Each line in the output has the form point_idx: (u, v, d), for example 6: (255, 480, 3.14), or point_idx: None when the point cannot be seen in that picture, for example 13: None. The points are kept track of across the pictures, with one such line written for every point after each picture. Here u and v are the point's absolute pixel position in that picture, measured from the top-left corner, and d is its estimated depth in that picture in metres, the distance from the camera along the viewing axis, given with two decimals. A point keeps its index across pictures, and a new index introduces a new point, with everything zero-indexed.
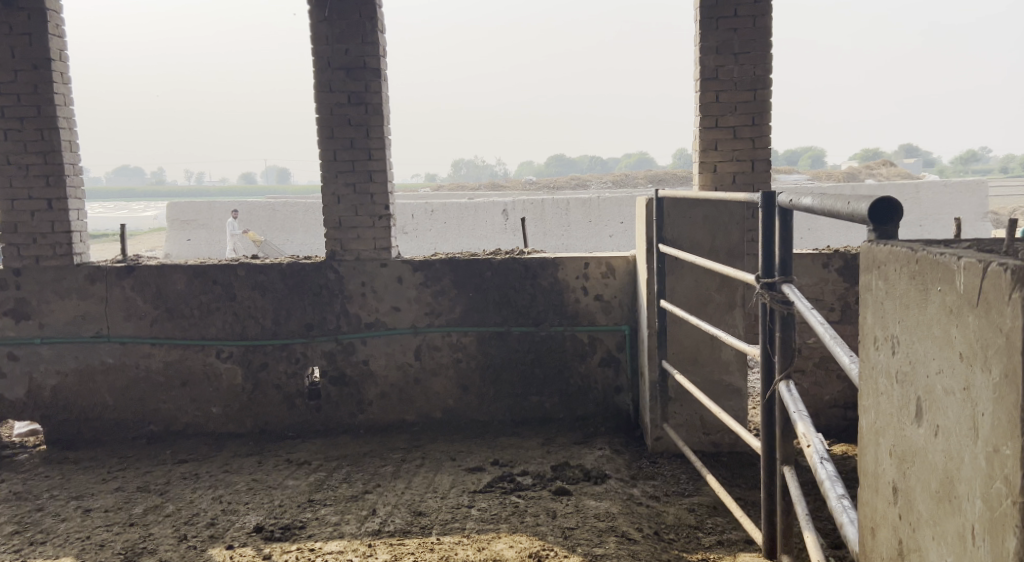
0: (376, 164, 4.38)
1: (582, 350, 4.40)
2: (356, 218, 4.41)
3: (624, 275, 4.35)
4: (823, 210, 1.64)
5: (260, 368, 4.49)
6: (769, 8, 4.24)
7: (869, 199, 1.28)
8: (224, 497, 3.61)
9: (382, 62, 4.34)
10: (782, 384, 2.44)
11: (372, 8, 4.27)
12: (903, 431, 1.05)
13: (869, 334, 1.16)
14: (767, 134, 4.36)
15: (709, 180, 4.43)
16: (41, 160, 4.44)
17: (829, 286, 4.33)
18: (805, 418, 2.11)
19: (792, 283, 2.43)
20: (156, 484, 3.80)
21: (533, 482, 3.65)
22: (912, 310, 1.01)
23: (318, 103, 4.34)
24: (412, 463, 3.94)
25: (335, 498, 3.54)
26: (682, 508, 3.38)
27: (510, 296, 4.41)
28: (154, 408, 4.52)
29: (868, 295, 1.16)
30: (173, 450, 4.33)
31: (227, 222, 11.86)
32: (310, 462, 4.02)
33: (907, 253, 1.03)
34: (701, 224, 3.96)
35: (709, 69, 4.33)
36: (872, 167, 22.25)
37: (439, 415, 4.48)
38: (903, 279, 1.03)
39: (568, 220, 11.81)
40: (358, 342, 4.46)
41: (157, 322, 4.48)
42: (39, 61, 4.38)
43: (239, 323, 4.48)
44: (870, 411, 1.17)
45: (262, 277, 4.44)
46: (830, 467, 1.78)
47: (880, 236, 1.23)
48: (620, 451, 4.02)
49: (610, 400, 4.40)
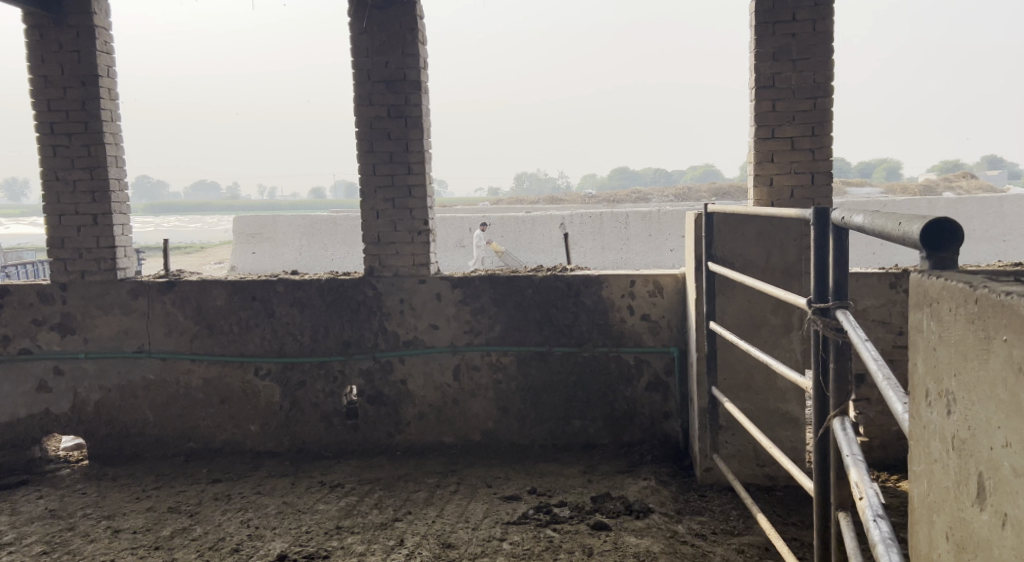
0: (415, 179, 4.27)
1: (628, 372, 4.18)
2: (394, 233, 4.30)
3: (672, 294, 4.11)
4: (874, 231, 1.41)
5: (298, 386, 4.41)
6: (830, 11, 3.98)
7: (921, 219, 1.06)
8: (253, 521, 3.52)
9: (422, 75, 4.24)
10: (837, 421, 2.20)
11: (413, 20, 4.17)
12: (960, 512, 0.83)
13: (920, 387, 0.94)
14: (828, 144, 4.08)
15: (765, 194, 4.16)
16: (88, 176, 4.49)
17: (897, 308, 4.01)
18: (859, 462, 1.86)
19: (848, 309, 2.18)
20: (187, 505, 3.75)
21: (570, 514, 3.45)
22: (970, 363, 0.80)
23: (358, 116, 4.27)
24: (446, 490, 3.79)
25: (364, 525, 3.41)
26: (731, 548, 3.12)
27: (552, 315, 4.23)
28: (193, 425, 4.49)
29: (919, 337, 0.95)
30: (210, 469, 4.28)
31: (479, 233, 10.90)
32: (343, 485, 3.91)
33: (965, 289, 0.82)
34: (754, 241, 3.70)
35: (765, 77, 4.08)
36: (951, 180, 21.17)
37: (478, 437, 4.32)
38: (959, 321, 0.82)
39: (627, 234, 11.50)
40: (396, 360, 4.34)
41: (197, 337, 4.46)
42: (87, 77, 4.43)
43: (278, 340, 4.41)
44: (921, 481, 0.94)
45: (301, 293, 4.37)
46: (884, 526, 1.54)
47: (936, 265, 1.01)
48: (666, 482, 3.78)
49: (658, 426, 4.16)
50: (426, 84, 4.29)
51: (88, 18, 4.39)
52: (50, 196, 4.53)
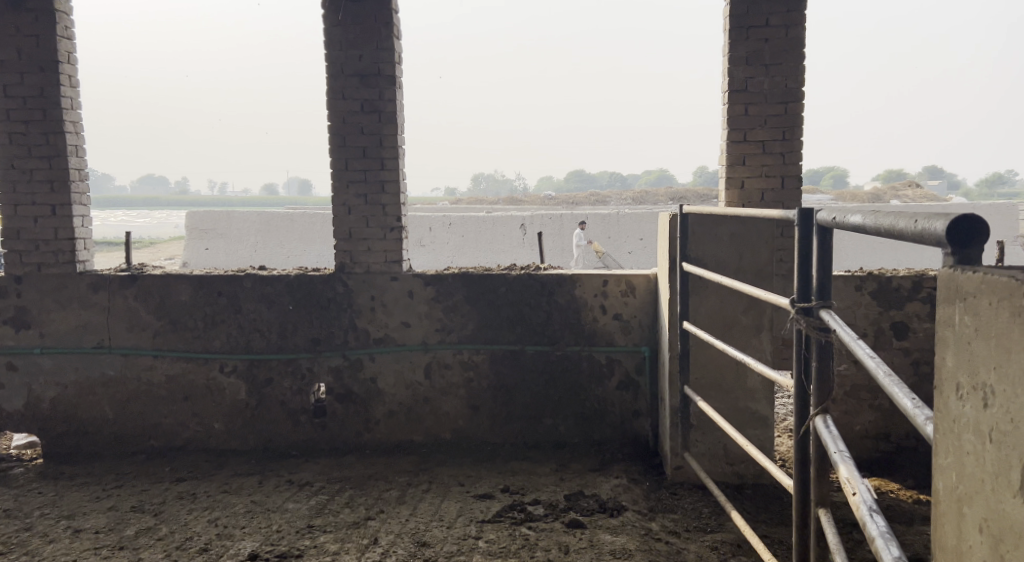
0: (388, 174, 4.22)
1: (599, 371, 4.19)
2: (366, 229, 4.25)
3: (645, 294, 4.14)
4: (877, 229, 1.44)
5: (264, 383, 4.32)
6: (802, 17, 4.05)
7: (944, 217, 1.08)
8: (220, 520, 3.43)
9: (397, 69, 4.20)
10: (819, 419, 2.23)
11: (388, 13, 4.13)
12: (999, 504, 0.84)
13: (949, 380, 0.96)
14: (798, 149, 4.16)
15: (735, 196, 4.23)
16: (45, 165, 4.34)
17: (861, 310, 4.10)
18: (846, 458, 1.88)
19: (831, 309, 2.21)
20: (150, 504, 3.64)
21: (544, 512, 3.44)
22: (1016, 355, 0.81)
23: (330, 110, 4.20)
24: (418, 488, 3.75)
25: (337, 524, 3.35)
26: (704, 546, 3.14)
27: (525, 313, 4.22)
28: (154, 422, 4.37)
29: (949, 331, 0.96)
30: (172, 467, 4.17)
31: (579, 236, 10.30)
32: (312, 483, 3.84)
33: (1008, 283, 0.83)
34: (727, 242, 3.74)
35: (738, 81, 4.13)
36: (897, 189, 21.79)
37: (449, 436, 4.29)
38: (1001, 315, 0.84)
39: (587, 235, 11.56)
40: (366, 358, 4.28)
41: (159, 333, 4.34)
42: (46, 63, 4.28)
43: (244, 337, 4.32)
44: (947, 474, 0.96)
45: (269, 288, 4.28)
46: (880, 521, 1.56)
47: (961, 261, 1.03)
48: (637, 480, 3.80)
49: (629, 425, 4.18)
50: (400, 79, 4.24)
51: (48, 2, 4.24)
52: (4, 185, 4.36)
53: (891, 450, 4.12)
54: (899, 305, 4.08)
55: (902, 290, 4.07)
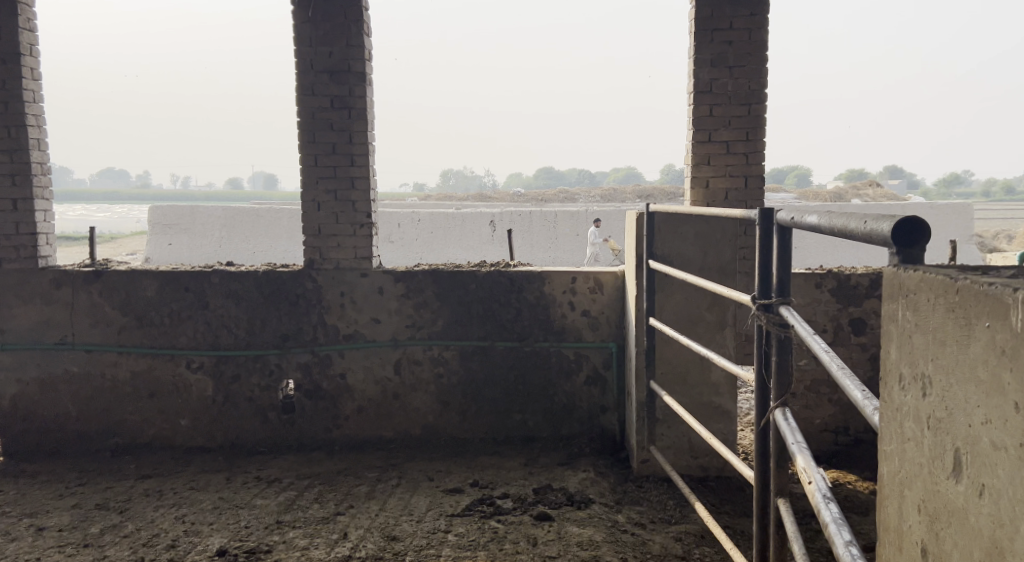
0: (358, 171, 4.23)
1: (568, 367, 4.25)
2: (336, 226, 4.26)
3: (612, 291, 4.21)
4: (831, 229, 1.51)
5: (232, 380, 4.31)
6: (766, 21, 4.14)
7: (891, 218, 1.15)
8: (187, 517, 3.43)
9: (367, 66, 4.21)
10: (778, 412, 2.31)
11: (358, 10, 4.13)
12: (935, 486, 0.90)
13: (892, 371, 1.02)
14: (761, 150, 4.26)
15: (701, 196, 4.32)
16: (7, 159, 4.27)
17: (822, 307, 4.22)
18: (803, 448, 1.96)
19: (790, 305, 2.29)
20: (116, 502, 3.62)
21: (513, 506, 3.49)
22: (949, 347, 0.87)
23: (299, 106, 4.20)
24: (387, 484, 3.78)
25: (306, 520, 3.37)
26: (669, 537, 3.22)
27: (494, 309, 4.27)
28: (118, 419, 4.33)
29: (893, 326, 1.03)
30: (138, 465, 4.14)
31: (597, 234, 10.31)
32: (281, 480, 3.85)
33: (943, 280, 0.89)
34: (692, 240, 3.82)
35: (703, 82, 4.22)
36: (859, 188, 22.23)
37: (418, 432, 4.32)
38: (938, 310, 0.90)
39: (556, 233, 11.63)
40: (336, 355, 4.29)
41: (124, 329, 4.30)
42: (7, 55, 4.21)
43: (211, 333, 4.30)
44: (891, 459, 1.03)
45: (237, 284, 4.27)
46: (834, 508, 1.64)
47: (905, 260, 1.10)
48: (604, 473, 3.87)
49: (596, 420, 4.25)
50: (370, 76, 4.26)
51: None
52: None
53: (849, 443, 4.24)
54: (857, 302, 4.20)
55: (860, 287, 4.19)
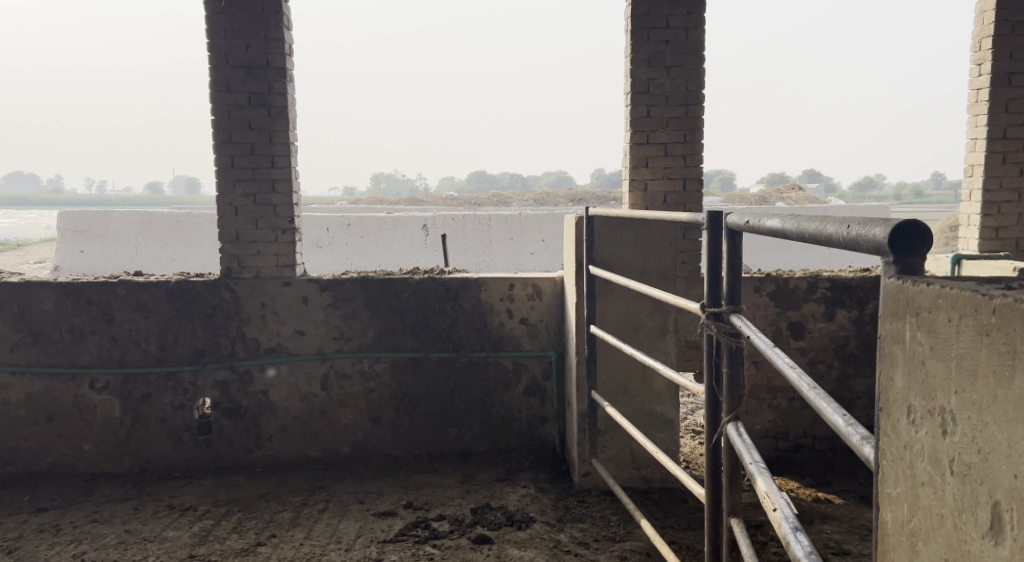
0: (279, 173, 3.97)
1: (505, 377, 4.07)
2: (255, 232, 3.98)
3: (550, 297, 4.05)
4: (802, 233, 1.37)
5: (141, 399, 3.97)
6: (702, 20, 4.06)
7: (884, 222, 1.00)
8: (87, 554, 3.10)
9: (288, 61, 3.95)
10: (731, 427, 2.17)
11: (277, 2, 3.87)
12: (966, 545, 0.75)
13: (898, 402, 0.87)
14: (699, 151, 4.17)
15: (639, 198, 4.20)
16: None
17: (761, 311, 4.16)
18: (762, 468, 1.81)
19: (741, 313, 2.16)
20: (5, 540, 3.26)
21: (449, 528, 3.29)
22: (984, 381, 0.73)
23: (213, 103, 3.90)
24: (313, 508, 3.52)
25: (222, 553, 3.09)
26: (613, 556, 3.06)
27: (428, 319, 4.05)
28: (12, 446, 3.95)
29: (898, 349, 0.88)
30: (33, 497, 3.77)
31: None
32: (196, 508, 3.54)
33: (971, 298, 0.75)
34: (631, 245, 3.68)
35: (641, 82, 4.11)
36: (783, 192, 22.71)
37: (348, 449, 4.08)
38: (966, 333, 0.75)
39: (489, 237, 11.41)
40: (256, 370, 4.00)
41: (18, 347, 3.92)
42: None
43: (117, 349, 3.95)
44: (897, 505, 0.88)
45: (146, 296, 3.94)
46: (803, 539, 1.49)
47: (904, 271, 0.95)
48: (545, 489, 3.70)
49: (535, 432, 4.08)
50: (292, 72, 3.99)
51: None
52: None
53: (789, 448, 4.19)
54: (796, 305, 4.15)
55: (798, 290, 4.14)
